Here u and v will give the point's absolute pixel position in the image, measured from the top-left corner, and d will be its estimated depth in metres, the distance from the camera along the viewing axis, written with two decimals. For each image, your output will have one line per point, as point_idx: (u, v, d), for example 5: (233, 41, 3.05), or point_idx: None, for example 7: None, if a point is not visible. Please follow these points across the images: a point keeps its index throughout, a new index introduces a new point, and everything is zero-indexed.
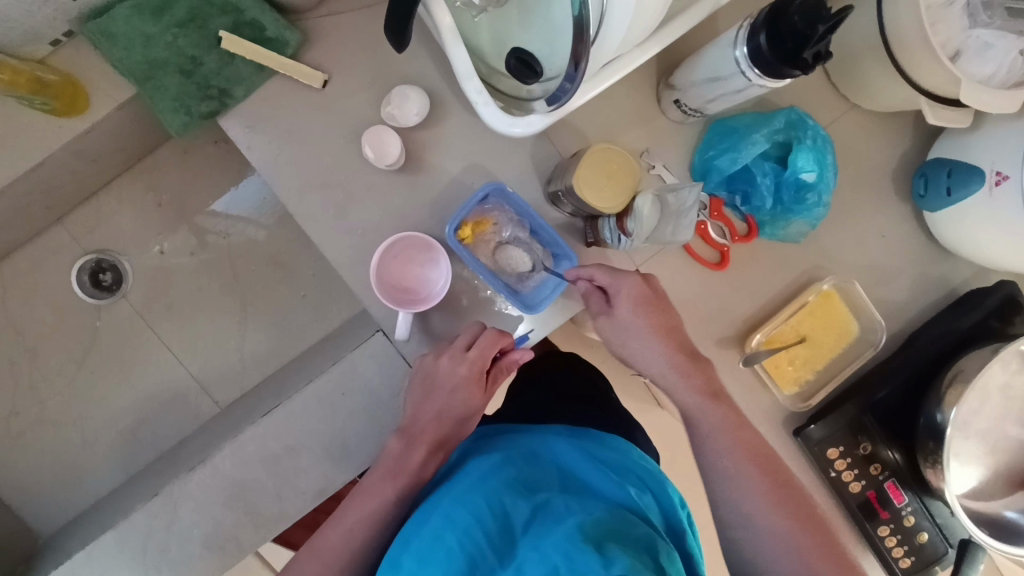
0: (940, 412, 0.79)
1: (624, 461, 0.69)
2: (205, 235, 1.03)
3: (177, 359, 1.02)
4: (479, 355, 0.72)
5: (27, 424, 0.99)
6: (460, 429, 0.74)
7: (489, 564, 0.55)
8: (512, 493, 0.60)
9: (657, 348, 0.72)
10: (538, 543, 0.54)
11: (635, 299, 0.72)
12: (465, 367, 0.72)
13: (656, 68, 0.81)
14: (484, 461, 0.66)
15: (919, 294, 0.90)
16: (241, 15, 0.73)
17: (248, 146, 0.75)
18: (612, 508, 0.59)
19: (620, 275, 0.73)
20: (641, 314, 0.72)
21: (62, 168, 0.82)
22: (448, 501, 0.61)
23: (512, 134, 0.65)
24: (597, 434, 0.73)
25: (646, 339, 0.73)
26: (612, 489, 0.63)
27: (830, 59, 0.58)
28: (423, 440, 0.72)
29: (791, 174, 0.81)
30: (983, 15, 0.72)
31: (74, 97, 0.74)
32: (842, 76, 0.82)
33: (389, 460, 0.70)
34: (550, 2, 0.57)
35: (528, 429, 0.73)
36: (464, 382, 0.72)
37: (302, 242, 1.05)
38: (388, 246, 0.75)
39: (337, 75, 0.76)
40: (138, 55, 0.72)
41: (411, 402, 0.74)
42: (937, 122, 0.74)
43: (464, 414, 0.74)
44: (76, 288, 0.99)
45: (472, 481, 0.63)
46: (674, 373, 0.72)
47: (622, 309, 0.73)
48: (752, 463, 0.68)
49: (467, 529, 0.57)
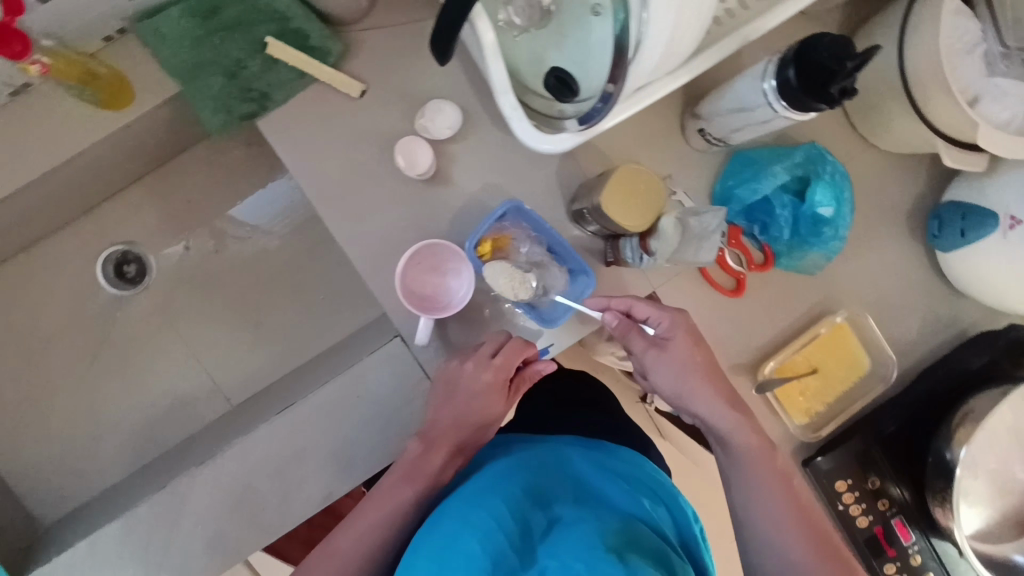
0: (950, 450, 0.81)
1: (637, 473, 0.70)
2: (224, 239, 0.98)
3: (192, 357, 0.97)
4: (504, 362, 0.73)
5: (37, 412, 0.95)
6: (476, 436, 0.76)
7: (510, 564, 0.55)
8: (529, 502, 0.61)
9: (696, 379, 0.72)
10: (559, 549, 0.55)
11: (679, 334, 0.73)
12: (489, 374, 0.73)
13: (681, 98, 0.84)
14: (500, 467, 0.66)
15: (930, 333, 0.91)
16: (287, 23, 0.75)
17: (283, 148, 0.77)
18: (625, 518, 0.60)
19: (663, 310, 0.74)
20: (686, 349, 0.73)
21: (96, 162, 0.82)
22: (464, 505, 0.61)
23: (541, 150, 0.67)
24: (610, 445, 0.74)
25: (698, 379, 0.72)
26: (627, 500, 0.63)
27: (854, 95, 0.60)
28: (442, 446, 0.73)
29: (808, 209, 0.82)
30: (1001, 65, 0.75)
31: (117, 93, 0.74)
32: (861, 116, 0.85)
33: (405, 464, 0.71)
34: (587, 26, 0.61)
35: (540, 440, 0.74)
36: (488, 389, 0.73)
37: (325, 247, 0.99)
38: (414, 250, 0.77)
39: (374, 85, 0.78)
40: (184, 55, 0.74)
41: (430, 407, 0.75)
42: (951, 163, 0.76)
43: (481, 422, 0.75)
44: (100, 278, 0.96)
45: (489, 485, 0.63)
46: (719, 413, 0.72)
47: (674, 347, 0.73)
48: (785, 497, 0.68)
49: (489, 533, 0.57)
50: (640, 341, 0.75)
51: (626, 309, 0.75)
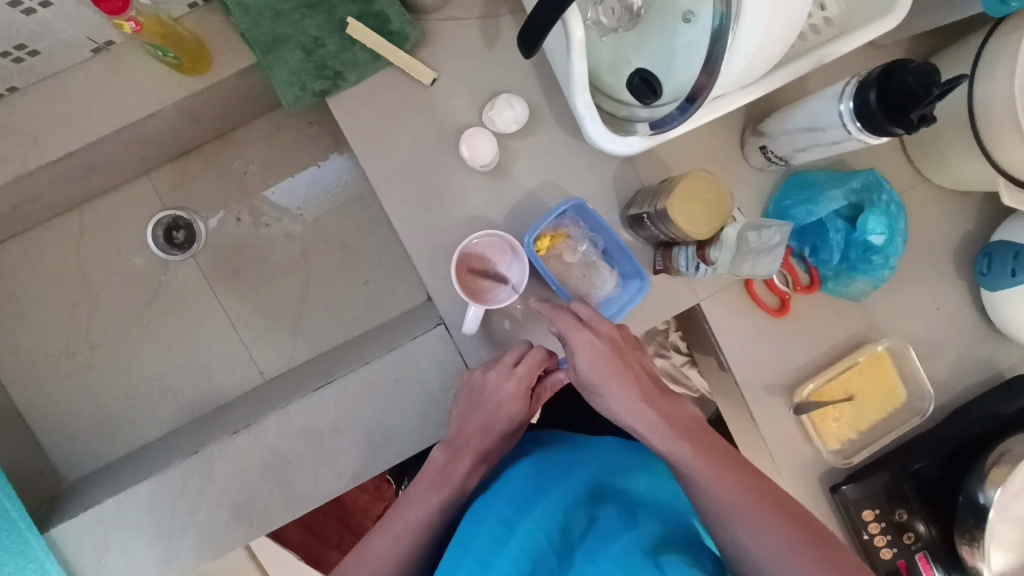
0: (982, 493, 0.80)
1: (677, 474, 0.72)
2: (261, 220, 0.97)
3: (230, 326, 0.97)
4: (527, 372, 0.72)
5: (73, 367, 0.95)
6: (501, 443, 0.76)
7: (550, 565, 0.58)
8: (572, 502, 0.63)
9: (614, 395, 0.67)
10: (599, 554, 0.56)
11: (589, 349, 0.68)
12: (513, 383, 0.72)
13: (742, 116, 0.85)
14: (542, 471, 0.69)
15: (968, 371, 0.91)
16: (368, 6, 0.76)
17: (352, 128, 0.78)
18: (662, 524, 0.61)
19: (572, 324, 0.69)
20: (598, 362, 0.68)
21: (162, 127, 0.83)
22: (506, 507, 0.64)
23: (609, 150, 0.68)
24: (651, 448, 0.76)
25: (606, 380, 0.67)
26: (667, 503, 0.66)
27: (931, 123, 0.60)
28: (466, 452, 0.73)
29: (860, 235, 0.83)
30: None
31: (197, 58, 0.75)
32: (919, 148, 0.85)
33: (432, 471, 0.72)
34: (676, 35, 0.63)
35: (585, 441, 0.76)
36: (510, 398, 0.72)
37: (372, 231, 0.99)
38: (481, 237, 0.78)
39: (446, 74, 0.79)
40: (265, 28, 0.76)
41: (454, 413, 0.75)
42: (1012, 204, 0.76)
43: (506, 428, 0.75)
44: (149, 241, 0.96)
45: (532, 490, 0.66)
46: (644, 424, 0.65)
47: (577, 355, 0.68)
48: (757, 508, 0.58)
49: (529, 534, 0.60)
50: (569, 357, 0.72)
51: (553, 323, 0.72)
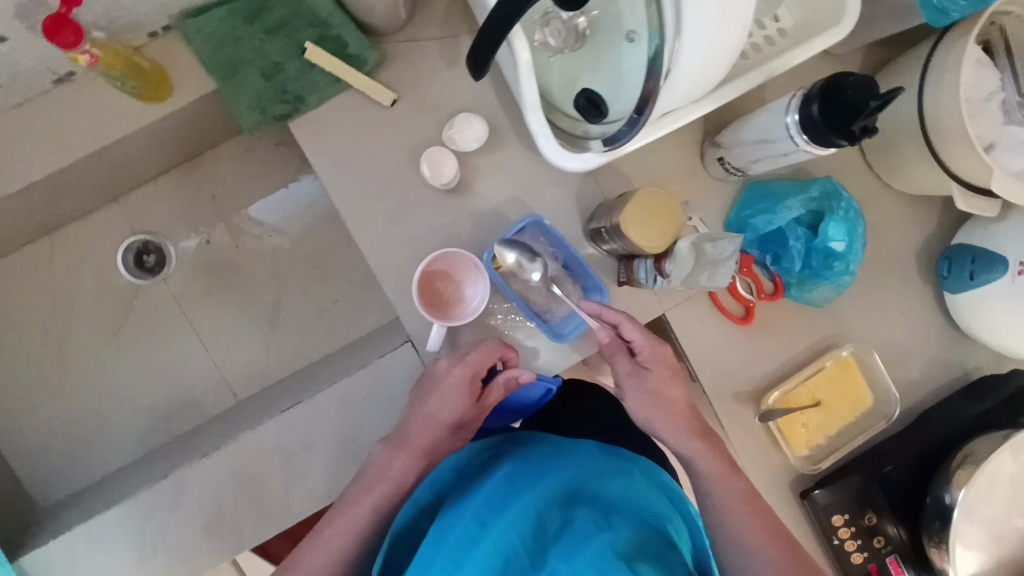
0: (948, 493, 0.82)
1: (657, 480, 0.72)
2: (241, 237, 0.98)
3: (203, 347, 0.98)
4: (475, 359, 0.76)
5: (45, 392, 0.95)
6: (450, 437, 0.78)
7: (522, 566, 0.58)
8: (546, 503, 0.63)
9: (672, 419, 0.76)
10: (572, 558, 0.57)
11: (663, 366, 0.78)
12: (460, 368, 0.75)
13: (702, 128, 0.86)
14: (521, 471, 0.68)
15: (936, 374, 0.92)
16: (327, 30, 0.77)
17: (315, 151, 0.79)
18: (637, 526, 0.62)
19: (648, 337, 0.77)
20: (665, 382, 0.77)
21: (128, 154, 0.84)
22: (480, 507, 0.65)
23: (566, 167, 0.70)
24: (632, 454, 0.75)
25: (661, 408, 0.77)
26: (644, 509, 0.66)
27: (874, 133, 0.61)
28: (411, 445, 0.76)
29: (820, 242, 0.84)
30: (1018, 114, 0.73)
31: (159, 85, 0.76)
32: (877, 155, 0.86)
33: (377, 463, 0.76)
34: (621, 53, 0.62)
35: (566, 442, 0.75)
36: (456, 386, 0.76)
37: (344, 249, 1.00)
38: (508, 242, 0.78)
39: (407, 95, 0.80)
40: (225, 55, 0.77)
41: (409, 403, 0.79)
42: (966, 208, 0.76)
43: (453, 422, 0.77)
44: (119, 265, 0.96)
45: (506, 490, 0.66)
46: (693, 450, 0.76)
47: (648, 375, 0.77)
48: (776, 550, 0.70)
49: (503, 535, 0.60)
50: (624, 364, 0.79)
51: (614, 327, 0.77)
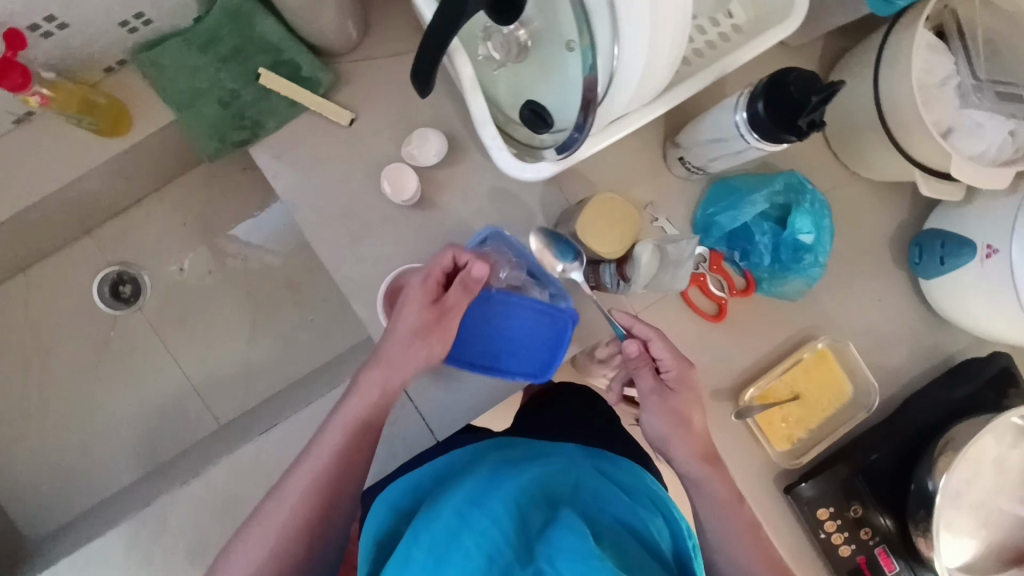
0: (931, 480, 0.80)
1: (636, 484, 0.76)
2: (224, 258, 0.99)
3: (183, 373, 0.98)
4: (428, 266, 0.71)
5: (30, 427, 0.96)
6: (414, 346, 0.69)
7: (506, 563, 0.57)
8: (528, 500, 0.65)
9: (689, 442, 0.74)
10: (557, 556, 0.56)
11: (688, 387, 0.76)
12: (416, 279, 0.71)
13: (663, 128, 0.86)
14: (502, 470, 0.70)
15: (917, 360, 0.92)
16: (279, 55, 0.77)
17: (275, 174, 0.80)
18: (615, 529, 0.65)
19: (677, 357, 0.76)
20: (688, 403, 0.75)
21: (95, 188, 0.85)
22: (460, 502, 0.64)
23: (524, 178, 0.71)
24: (613, 458, 0.80)
25: (678, 431, 0.74)
26: (625, 509, 0.69)
27: (822, 126, 0.60)
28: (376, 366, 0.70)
29: (789, 235, 0.83)
30: (974, 97, 0.73)
31: (118, 120, 0.77)
32: (841, 145, 0.86)
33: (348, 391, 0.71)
34: (561, 64, 0.59)
35: (547, 446, 0.78)
36: (412, 294, 0.70)
37: (319, 269, 1.01)
38: (548, 234, 0.80)
39: (364, 114, 0.81)
40: (181, 85, 0.77)
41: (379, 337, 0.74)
42: (930, 194, 0.76)
43: (415, 329, 0.69)
44: (95, 297, 0.97)
45: (487, 486, 0.67)
46: (701, 473, 0.74)
47: (674, 396, 0.75)
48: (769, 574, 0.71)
49: (485, 532, 0.60)
50: (647, 379, 0.77)
51: (645, 342, 0.77)
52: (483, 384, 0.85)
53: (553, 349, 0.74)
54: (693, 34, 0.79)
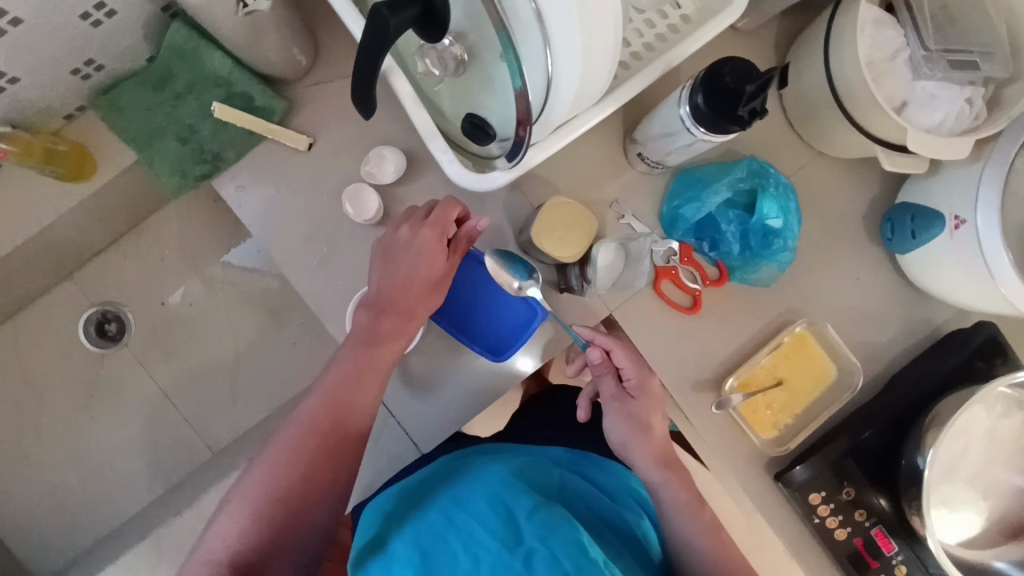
0: (919, 456, 0.79)
1: (616, 484, 0.81)
2: (215, 283, 1.05)
3: (172, 405, 1.03)
4: (438, 218, 0.75)
5: (31, 468, 1.00)
6: (427, 298, 0.76)
7: (492, 554, 0.61)
8: (515, 492, 0.67)
9: (647, 449, 0.79)
10: (549, 538, 0.61)
11: (649, 396, 0.80)
12: (426, 229, 0.75)
13: (622, 123, 0.85)
14: (488, 468, 0.73)
15: (902, 336, 0.90)
16: (232, 88, 0.78)
17: (239, 205, 0.81)
18: (596, 530, 0.71)
19: (639, 368, 0.80)
20: (649, 412, 0.80)
21: (69, 233, 0.88)
22: (447, 502, 0.69)
23: (481, 187, 0.72)
24: (598, 458, 0.84)
25: (638, 438, 0.79)
26: (606, 510, 0.75)
27: (764, 115, 0.60)
28: (393, 313, 0.74)
29: (757, 222, 0.83)
30: (926, 68, 0.74)
31: (82, 164, 0.79)
32: (803, 125, 0.84)
33: (360, 332, 0.74)
34: (493, 79, 0.59)
35: (530, 450, 0.82)
36: (427, 244, 0.74)
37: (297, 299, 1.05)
38: (500, 253, 0.79)
39: (321, 137, 0.81)
40: (141, 125, 0.79)
41: (374, 277, 0.76)
42: (893, 167, 0.75)
43: (430, 280, 0.75)
44: (82, 338, 1.01)
45: (473, 486, 0.70)
46: (659, 478, 0.79)
47: (636, 404, 0.80)
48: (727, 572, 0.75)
49: (472, 532, 0.64)
50: (609, 386, 0.81)
51: (607, 350, 0.80)
52: (463, 394, 0.85)
53: (515, 338, 0.82)
54: (639, 30, 0.79)
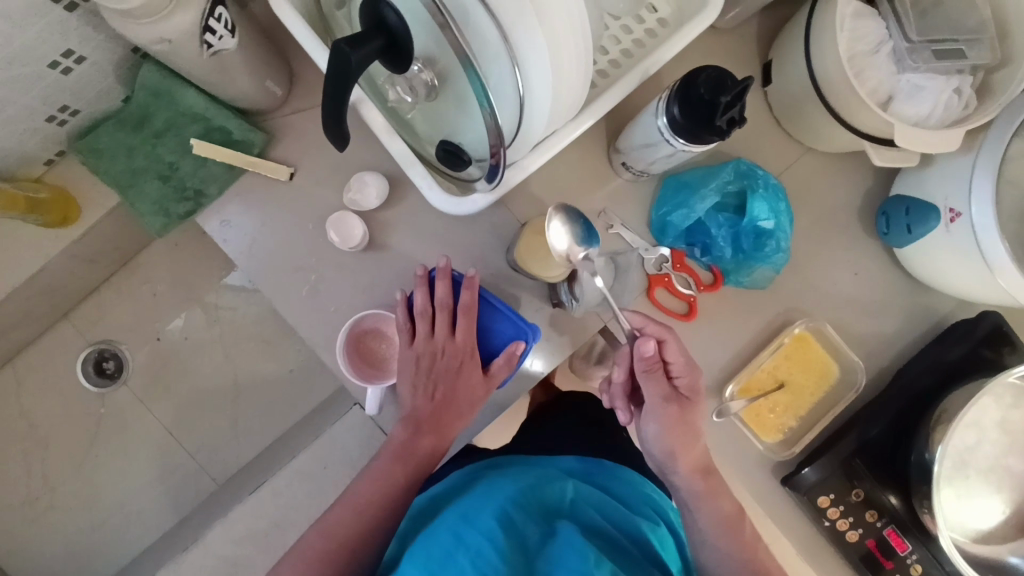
0: (928, 451, 0.78)
1: (629, 491, 0.80)
2: (216, 310, 1.09)
3: (176, 441, 1.07)
4: (466, 332, 0.80)
5: (41, 509, 1.03)
6: (463, 414, 0.81)
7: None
8: (519, 515, 0.66)
9: (693, 453, 0.78)
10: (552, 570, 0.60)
11: (700, 396, 0.79)
12: (457, 345, 0.80)
13: (605, 132, 0.84)
14: (494, 485, 0.72)
15: (904, 330, 0.89)
16: (209, 123, 0.77)
17: (224, 239, 0.81)
18: (610, 541, 0.69)
19: (691, 368, 0.78)
20: (699, 414, 0.79)
21: (58, 278, 0.89)
22: (455, 521, 0.66)
23: (461, 212, 0.71)
24: (610, 465, 0.84)
25: (690, 441, 0.78)
26: (622, 520, 0.74)
27: (743, 123, 0.59)
28: (429, 428, 0.79)
29: (747, 223, 0.81)
30: (910, 60, 0.72)
31: (66, 209, 0.80)
32: (791, 122, 0.83)
33: (396, 447, 0.79)
34: (463, 104, 0.58)
35: (538, 462, 0.81)
36: (460, 361, 0.80)
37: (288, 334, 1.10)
38: (566, 211, 0.76)
39: (302, 166, 0.81)
40: (121, 166, 0.78)
41: (409, 392, 0.80)
42: (881, 163, 0.73)
43: (468, 399, 0.80)
44: (82, 378, 1.05)
45: (480, 503, 0.68)
46: (693, 494, 0.79)
47: (687, 405, 0.78)
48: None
49: (482, 550, 0.61)
50: (662, 387, 0.77)
51: (659, 340, 0.76)
52: None
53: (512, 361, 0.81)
54: (616, 37, 0.78)
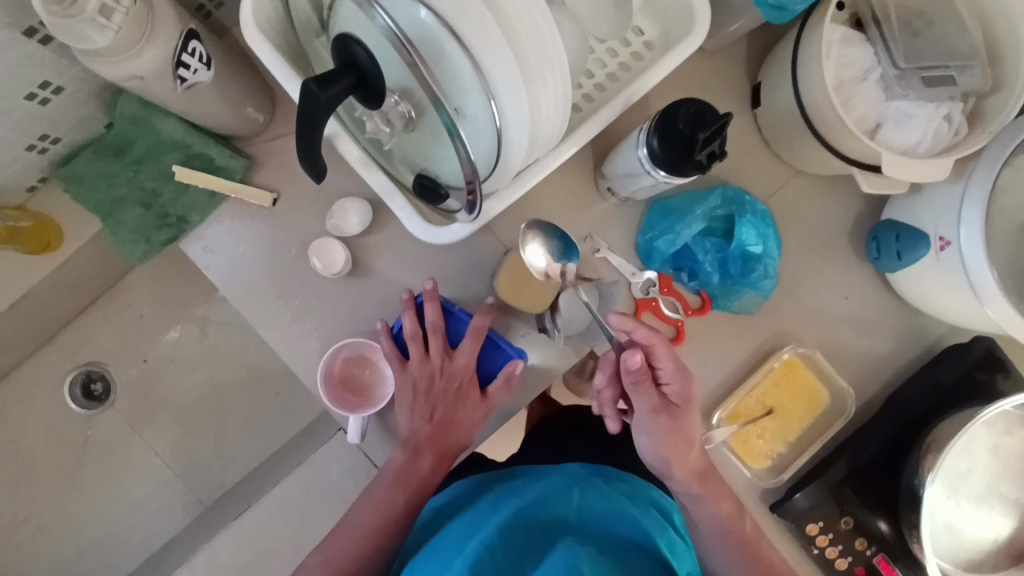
0: (918, 478, 0.77)
1: (639, 496, 0.76)
2: (207, 325, 1.10)
3: (164, 463, 1.09)
4: (466, 359, 0.79)
5: (31, 531, 1.05)
6: (462, 437, 0.81)
7: None
8: (516, 525, 0.65)
9: (686, 463, 0.78)
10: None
11: (693, 404, 0.77)
12: (456, 372, 0.79)
13: (591, 156, 0.82)
14: (497, 498, 0.72)
15: (896, 356, 0.87)
16: (190, 150, 0.77)
17: (207, 264, 0.79)
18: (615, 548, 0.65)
19: (682, 377, 0.76)
20: (691, 422, 0.78)
21: (43, 304, 0.90)
22: (456, 536, 0.68)
23: (436, 242, 0.70)
24: (617, 473, 0.79)
25: (681, 451, 0.77)
26: (628, 524, 0.69)
27: (724, 157, 0.58)
28: (428, 452, 0.79)
29: (735, 248, 0.81)
30: (898, 87, 0.71)
31: (45, 235, 0.79)
32: (781, 146, 0.81)
33: (396, 470, 0.78)
34: (440, 139, 0.57)
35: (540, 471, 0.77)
36: (460, 388, 0.80)
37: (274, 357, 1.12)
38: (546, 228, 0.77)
39: (283, 192, 0.80)
40: (103, 194, 0.78)
41: (407, 417, 0.80)
42: (870, 189, 0.72)
43: (469, 423, 0.81)
44: (69, 400, 1.06)
45: (480, 516, 0.69)
46: (694, 500, 0.78)
47: (678, 414, 0.77)
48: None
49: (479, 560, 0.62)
50: (652, 398, 0.76)
51: (646, 350, 0.74)
52: None
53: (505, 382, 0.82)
54: (602, 60, 0.77)
